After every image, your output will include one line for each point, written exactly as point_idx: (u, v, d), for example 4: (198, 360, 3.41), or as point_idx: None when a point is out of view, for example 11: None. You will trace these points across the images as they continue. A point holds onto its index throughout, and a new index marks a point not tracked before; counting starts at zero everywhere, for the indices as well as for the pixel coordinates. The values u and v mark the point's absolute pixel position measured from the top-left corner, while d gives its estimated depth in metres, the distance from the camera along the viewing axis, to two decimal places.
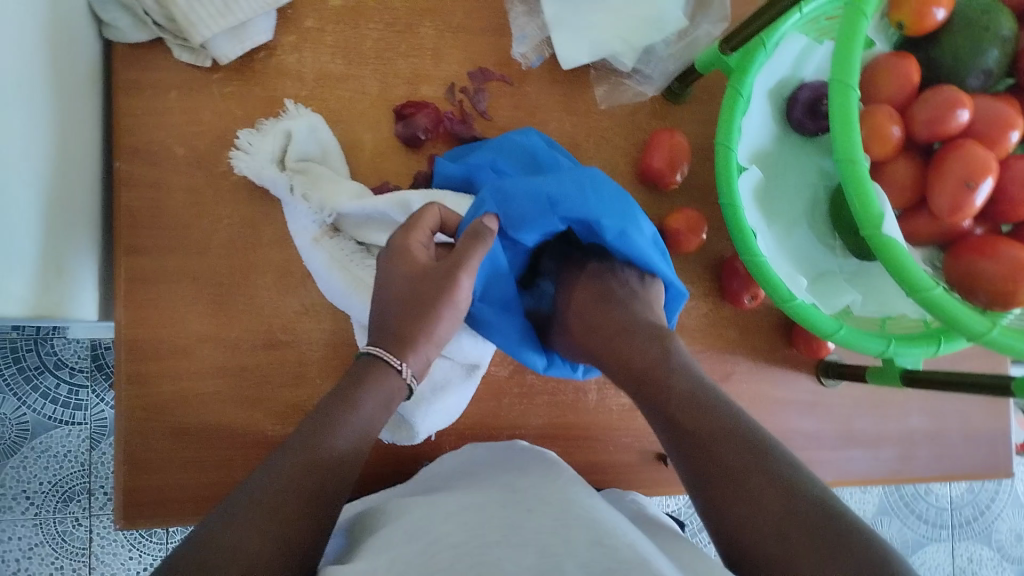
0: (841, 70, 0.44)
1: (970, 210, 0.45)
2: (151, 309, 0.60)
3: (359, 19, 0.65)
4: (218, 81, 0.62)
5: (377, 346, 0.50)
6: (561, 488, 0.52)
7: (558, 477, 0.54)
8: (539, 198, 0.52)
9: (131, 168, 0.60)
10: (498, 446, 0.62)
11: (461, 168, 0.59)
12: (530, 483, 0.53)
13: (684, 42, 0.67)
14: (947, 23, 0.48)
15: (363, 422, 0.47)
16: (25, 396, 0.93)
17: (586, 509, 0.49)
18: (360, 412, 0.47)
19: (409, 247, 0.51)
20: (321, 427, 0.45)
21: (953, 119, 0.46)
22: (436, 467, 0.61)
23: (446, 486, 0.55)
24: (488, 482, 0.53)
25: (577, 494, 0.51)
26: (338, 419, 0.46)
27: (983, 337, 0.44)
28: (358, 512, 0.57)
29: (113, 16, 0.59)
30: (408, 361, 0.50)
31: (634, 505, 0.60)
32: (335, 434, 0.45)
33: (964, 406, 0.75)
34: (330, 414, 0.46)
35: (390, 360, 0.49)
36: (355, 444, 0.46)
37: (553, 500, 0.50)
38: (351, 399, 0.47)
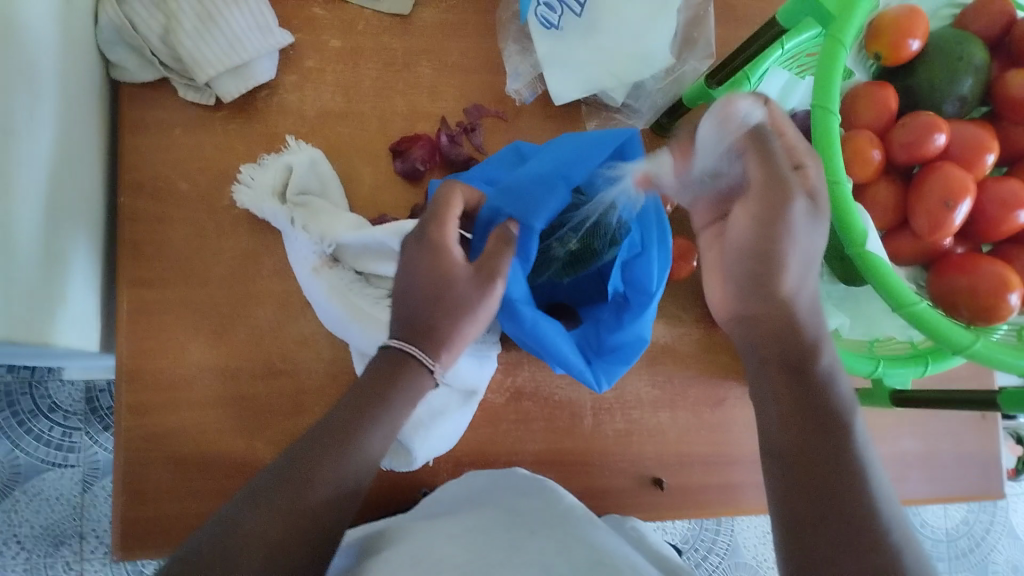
0: (822, 96, 0.46)
1: (949, 228, 0.47)
2: (153, 340, 0.61)
3: (358, 59, 0.67)
4: (221, 118, 0.64)
5: (401, 341, 0.50)
6: (565, 512, 0.52)
7: (562, 502, 0.54)
8: (547, 176, 0.55)
9: (135, 202, 0.62)
10: (498, 475, 0.61)
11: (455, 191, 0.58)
12: (535, 507, 0.53)
13: (672, 78, 0.70)
14: (923, 54, 0.51)
15: (392, 425, 0.49)
16: (18, 439, 0.93)
17: (587, 532, 0.49)
18: (388, 413, 0.48)
19: (443, 246, 0.51)
20: (349, 428, 0.47)
21: (930, 142, 0.49)
22: (436, 492, 0.61)
23: (448, 510, 0.56)
24: (494, 508, 0.53)
25: (581, 520, 0.51)
26: (369, 418, 0.48)
27: (968, 348, 0.46)
28: (360, 535, 0.57)
29: (120, 57, 0.62)
30: (441, 361, 0.51)
31: (635, 532, 0.60)
32: (365, 438, 0.47)
33: (953, 428, 0.76)
34: (360, 412, 0.48)
35: (423, 359, 0.50)
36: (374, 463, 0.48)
37: (556, 524, 0.50)
38: (382, 394, 0.49)
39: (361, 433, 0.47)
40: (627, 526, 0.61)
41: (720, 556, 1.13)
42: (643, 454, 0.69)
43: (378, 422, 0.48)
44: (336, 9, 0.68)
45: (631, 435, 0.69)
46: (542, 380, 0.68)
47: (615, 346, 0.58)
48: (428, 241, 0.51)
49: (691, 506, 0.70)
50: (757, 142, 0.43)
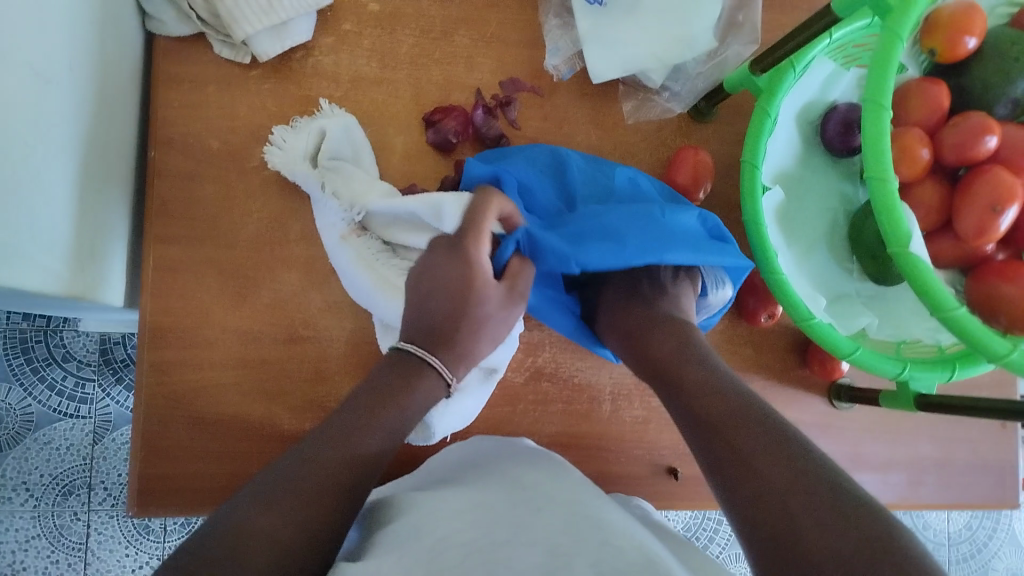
0: (875, 91, 0.45)
1: (994, 234, 0.46)
2: (177, 298, 0.60)
3: (395, 25, 0.66)
4: (255, 78, 0.63)
5: (411, 343, 0.53)
6: (573, 489, 0.52)
7: (568, 478, 0.54)
8: (569, 242, 0.55)
9: (166, 159, 0.61)
10: (503, 441, 0.62)
11: (490, 171, 0.58)
12: (539, 479, 0.53)
13: (714, 61, 0.68)
14: (979, 51, 0.50)
15: (404, 414, 0.50)
16: (31, 387, 0.94)
17: (594, 510, 0.49)
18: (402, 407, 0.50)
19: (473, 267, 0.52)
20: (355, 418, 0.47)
21: (981, 145, 0.47)
22: (442, 460, 0.61)
23: (457, 477, 0.56)
24: (498, 479, 0.53)
25: (588, 496, 0.51)
26: (375, 412, 0.48)
27: (1005, 358, 0.45)
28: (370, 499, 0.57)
29: (157, 8, 0.61)
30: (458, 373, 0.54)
31: (641, 510, 0.60)
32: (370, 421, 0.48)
33: (972, 435, 0.75)
34: (368, 409, 0.48)
35: (442, 370, 0.52)
36: (382, 444, 0.48)
37: (565, 500, 0.50)
38: (398, 388, 0.50)
39: (364, 425, 0.47)
40: (633, 504, 0.61)
41: (722, 546, 1.13)
42: (659, 442, 0.69)
43: (383, 408, 0.49)
44: None
45: (648, 422, 0.69)
46: (562, 362, 0.67)
47: None
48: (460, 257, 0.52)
49: (702, 497, 0.70)
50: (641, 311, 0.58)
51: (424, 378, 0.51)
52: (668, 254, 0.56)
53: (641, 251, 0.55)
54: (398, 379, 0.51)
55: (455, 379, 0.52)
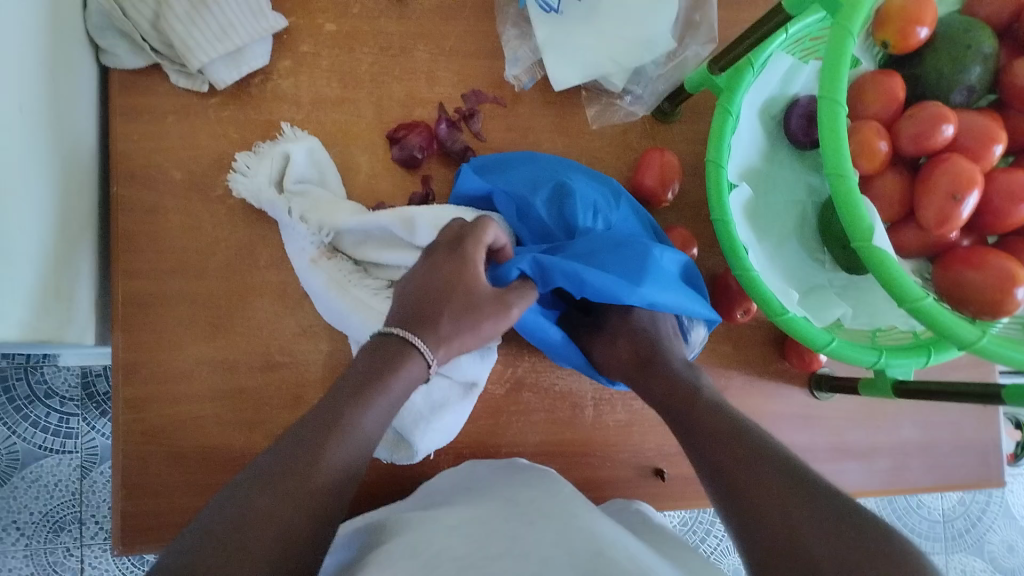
0: (829, 87, 0.45)
1: (957, 221, 0.46)
2: (149, 332, 0.60)
3: (353, 44, 0.66)
4: (215, 105, 0.63)
5: (397, 326, 0.51)
6: (566, 501, 0.52)
7: (561, 493, 0.54)
8: (574, 278, 0.54)
9: (129, 192, 0.61)
10: (497, 464, 0.61)
11: (484, 186, 0.60)
12: (532, 496, 0.53)
13: (673, 63, 0.69)
14: (930, 41, 0.50)
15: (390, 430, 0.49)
16: (15, 426, 0.93)
17: (586, 522, 0.48)
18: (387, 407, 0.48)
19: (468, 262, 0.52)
20: (338, 409, 0.46)
21: (937, 134, 0.47)
22: (433, 482, 0.60)
23: (449, 500, 0.55)
24: (492, 497, 0.53)
25: (579, 509, 0.51)
26: (366, 400, 0.47)
27: (975, 345, 0.45)
28: (366, 521, 0.57)
29: (110, 43, 0.60)
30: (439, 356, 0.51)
31: (637, 514, 0.60)
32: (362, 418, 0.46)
33: (955, 417, 0.76)
34: (357, 399, 0.47)
35: (424, 351, 0.50)
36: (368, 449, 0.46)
37: (556, 514, 0.49)
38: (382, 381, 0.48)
39: (358, 421, 0.46)
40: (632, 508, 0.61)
41: (719, 538, 1.13)
42: (645, 444, 0.69)
43: (376, 405, 0.47)
44: None
45: (632, 425, 0.69)
46: (542, 370, 0.67)
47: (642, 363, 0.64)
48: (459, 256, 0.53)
49: (690, 496, 0.70)
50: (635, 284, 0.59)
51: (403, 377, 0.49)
52: (658, 298, 0.55)
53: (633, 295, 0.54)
54: (380, 366, 0.49)
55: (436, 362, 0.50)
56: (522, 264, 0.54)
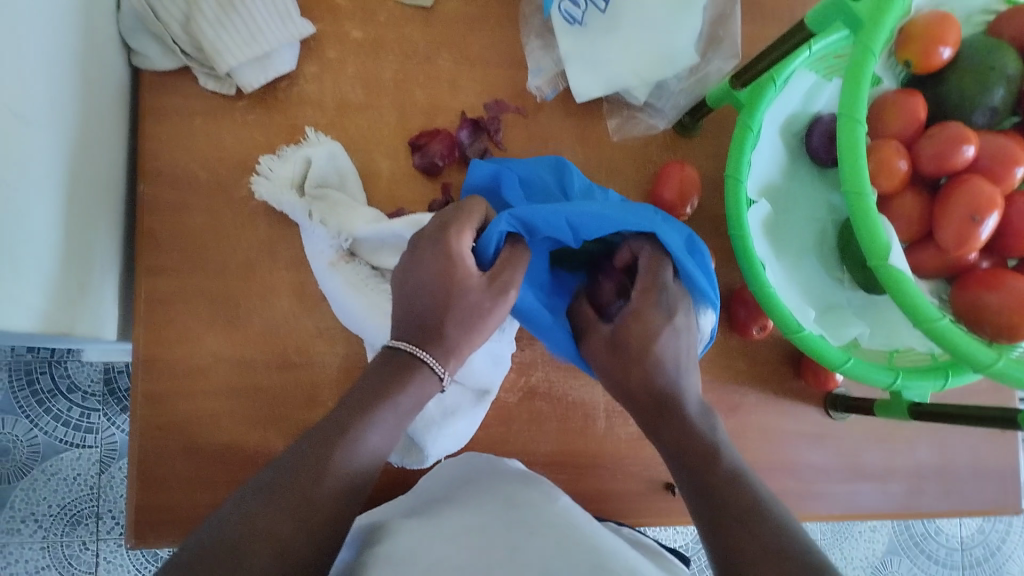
0: (848, 105, 0.45)
1: (975, 243, 0.46)
2: (169, 329, 0.61)
3: (379, 51, 0.67)
4: (241, 108, 0.64)
5: (402, 341, 0.50)
6: (564, 512, 0.52)
7: (558, 502, 0.55)
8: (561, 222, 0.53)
9: (154, 191, 0.62)
10: (496, 460, 0.62)
11: (490, 169, 0.59)
12: (532, 500, 0.53)
13: (696, 77, 0.69)
14: (953, 60, 0.50)
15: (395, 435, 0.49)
16: (37, 419, 0.96)
17: (586, 533, 0.49)
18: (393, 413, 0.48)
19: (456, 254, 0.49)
20: (342, 423, 0.46)
21: (958, 154, 0.47)
22: (431, 480, 0.61)
23: (449, 499, 0.56)
24: (492, 500, 0.53)
25: (578, 519, 0.52)
26: (371, 414, 0.47)
27: (990, 368, 0.45)
28: (366, 521, 0.58)
29: (142, 45, 0.62)
30: (449, 369, 0.51)
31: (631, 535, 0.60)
32: (367, 431, 0.47)
33: (972, 441, 0.75)
34: (363, 408, 0.47)
35: (433, 364, 0.49)
36: (369, 461, 0.47)
37: (556, 522, 0.50)
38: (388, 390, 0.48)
39: (360, 429, 0.46)
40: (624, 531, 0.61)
41: None
42: (655, 457, 0.69)
43: (379, 418, 0.47)
44: None
45: (643, 438, 0.69)
46: (555, 380, 0.67)
47: None
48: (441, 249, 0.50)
49: None
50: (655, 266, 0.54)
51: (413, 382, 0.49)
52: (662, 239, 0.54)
53: (625, 219, 0.53)
54: (388, 379, 0.49)
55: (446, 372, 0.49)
56: (501, 227, 0.51)
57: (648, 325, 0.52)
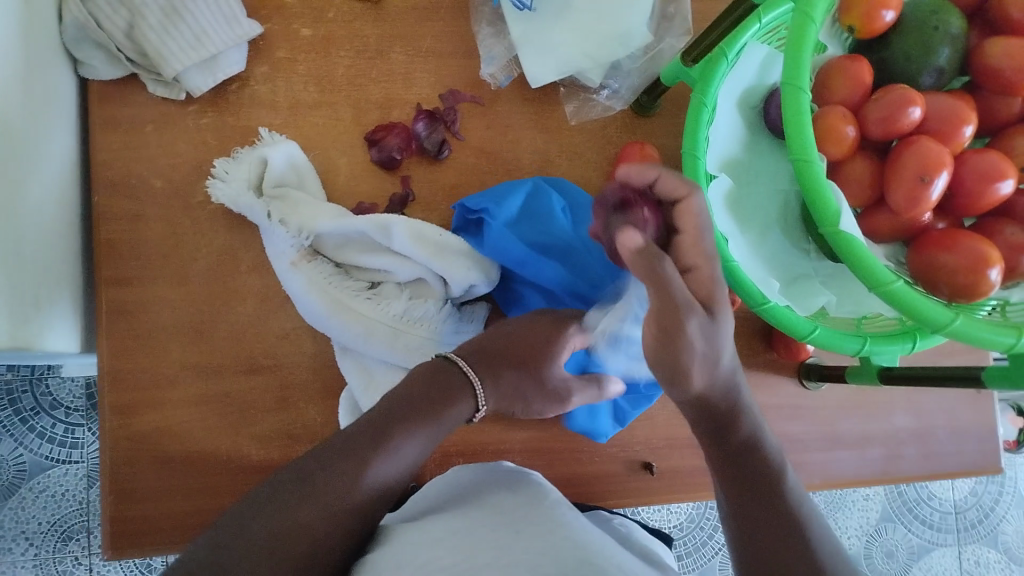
0: (792, 73, 0.45)
1: (926, 204, 0.46)
2: (133, 340, 0.60)
3: (330, 47, 0.66)
4: (194, 113, 0.63)
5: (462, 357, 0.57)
6: (550, 509, 0.52)
7: (544, 500, 0.54)
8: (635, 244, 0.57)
9: (109, 201, 0.61)
10: (483, 467, 0.61)
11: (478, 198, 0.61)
12: (518, 500, 0.53)
13: (650, 55, 0.69)
14: (898, 23, 0.50)
15: (422, 446, 0.51)
16: (21, 436, 0.95)
17: (573, 530, 0.49)
18: (425, 436, 0.51)
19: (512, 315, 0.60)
20: (382, 427, 0.49)
21: (904, 116, 0.47)
22: (423, 491, 0.60)
23: (441, 506, 0.56)
24: (481, 504, 0.53)
25: (563, 515, 0.52)
26: (408, 420, 0.50)
27: (948, 326, 0.45)
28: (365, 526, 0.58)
29: (87, 54, 0.60)
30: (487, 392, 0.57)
31: (622, 528, 0.59)
32: (396, 439, 0.49)
33: (947, 403, 0.75)
34: (404, 413, 0.50)
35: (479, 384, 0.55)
36: (397, 472, 0.48)
37: (541, 520, 0.50)
38: (428, 407, 0.52)
39: (400, 436, 0.49)
40: (614, 522, 0.61)
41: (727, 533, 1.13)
42: (633, 439, 0.69)
43: (422, 427, 0.50)
44: None
45: None
46: None
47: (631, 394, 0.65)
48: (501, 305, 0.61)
49: (677, 489, 0.70)
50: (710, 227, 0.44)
51: (443, 404, 0.53)
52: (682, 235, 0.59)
53: None
54: (433, 397, 0.52)
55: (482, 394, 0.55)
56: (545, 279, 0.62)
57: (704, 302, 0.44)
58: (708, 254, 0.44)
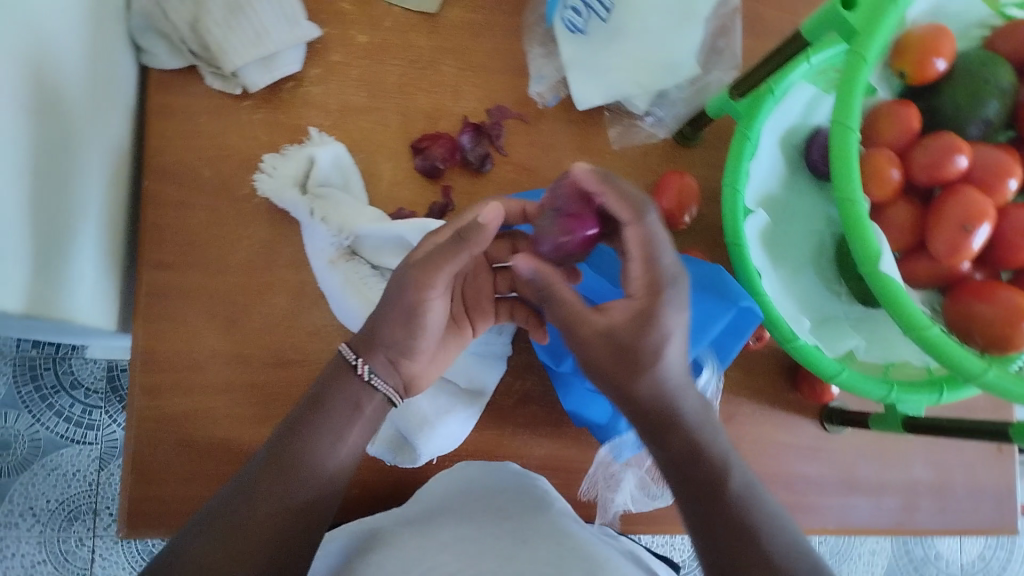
0: (841, 112, 0.46)
1: (968, 252, 0.46)
2: (168, 323, 0.61)
3: (383, 55, 0.68)
4: (246, 108, 0.65)
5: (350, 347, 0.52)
6: (557, 518, 0.53)
7: (549, 508, 0.55)
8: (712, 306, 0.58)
9: (157, 186, 0.63)
10: (487, 466, 0.62)
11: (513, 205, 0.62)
12: (521, 509, 0.54)
13: (695, 87, 0.69)
14: (949, 73, 0.50)
15: (329, 429, 0.48)
16: (40, 414, 0.98)
17: (578, 541, 0.49)
18: (329, 416, 0.49)
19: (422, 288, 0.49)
20: (295, 434, 0.48)
21: (951, 164, 0.48)
22: (428, 487, 0.61)
23: (444, 509, 0.56)
24: (486, 509, 0.54)
25: (568, 525, 0.52)
26: (315, 424, 0.48)
27: (980, 377, 0.44)
28: (358, 522, 0.58)
29: (150, 43, 0.63)
30: (367, 359, 0.51)
31: (624, 544, 0.59)
32: (319, 436, 0.48)
33: (968, 459, 0.74)
34: (308, 419, 0.48)
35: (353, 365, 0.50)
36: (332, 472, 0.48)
37: (546, 530, 0.50)
38: (320, 403, 0.49)
39: (316, 437, 0.48)
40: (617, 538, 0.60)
41: None
42: None
43: (325, 426, 0.49)
44: (365, 4, 0.68)
45: None
46: (549, 385, 0.68)
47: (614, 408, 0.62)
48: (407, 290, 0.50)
49: None
50: (647, 246, 0.45)
51: (337, 394, 0.50)
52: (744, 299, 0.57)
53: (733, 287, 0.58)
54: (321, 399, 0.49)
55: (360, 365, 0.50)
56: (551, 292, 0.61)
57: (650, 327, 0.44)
58: (644, 281, 0.45)
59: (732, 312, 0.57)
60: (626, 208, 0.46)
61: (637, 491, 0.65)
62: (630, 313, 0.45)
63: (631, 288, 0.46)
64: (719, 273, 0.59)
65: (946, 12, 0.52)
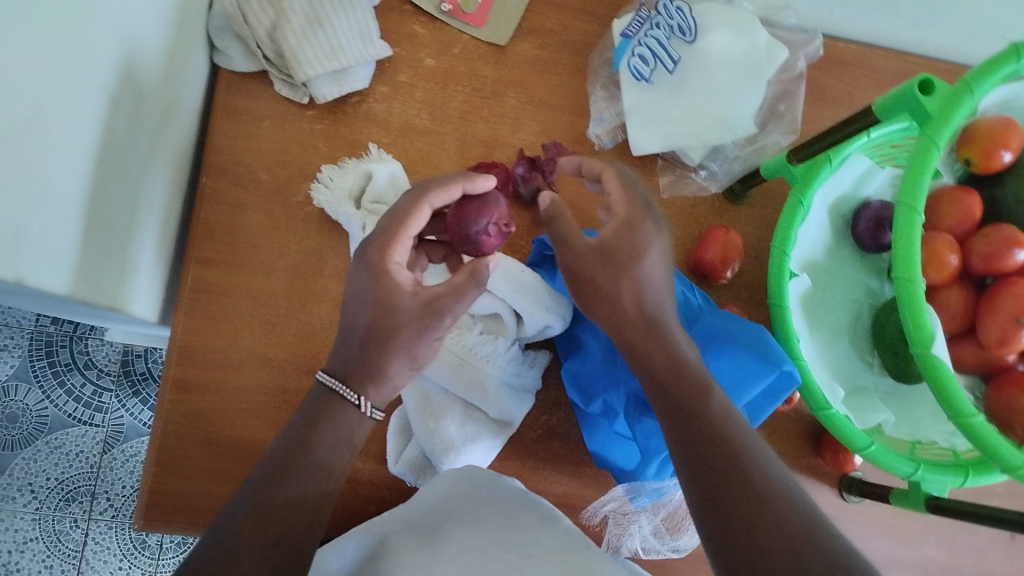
0: (908, 194, 0.46)
1: (1017, 344, 0.47)
2: (208, 320, 0.62)
3: (449, 81, 0.69)
4: (310, 118, 0.66)
5: (332, 378, 0.48)
6: (566, 538, 0.50)
7: (558, 525, 0.52)
8: (750, 369, 0.58)
9: (215, 184, 0.64)
10: (497, 485, 0.59)
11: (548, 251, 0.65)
12: (532, 521, 0.51)
13: (752, 146, 0.71)
14: (1013, 165, 0.51)
15: None
16: (50, 391, 0.99)
17: (592, 563, 0.47)
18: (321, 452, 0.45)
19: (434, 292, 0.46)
20: (320, 437, 0.46)
21: (1009, 257, 0.49)
22: (431, 489, 0.57)
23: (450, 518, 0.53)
24: (494, 514, 0.51)
25: (584, 549, 0.49)
26: (320, 431, 0.46)
27: (1019, 470, 0.44)
28: (371, 523, 0.56)
29: (226, 45, 0.65)
30: (369, 396, 0.47)
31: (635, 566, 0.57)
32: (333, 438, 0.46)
33: (982, 543, 0.74)
34: (316, 428, 0.46)
35: (345, 394, 0.47)
36: (324, 483, 0.45)
37: (559, 549, 0.47)
38: (306, 444, 0.46)
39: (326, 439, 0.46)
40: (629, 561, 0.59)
41: None
42: None
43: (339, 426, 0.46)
44: (437, 30, 0.70)
45: None
46: (575, 422, 0.67)
47: (628, 446, 0.61)
48: (435, 303, 0.47)
49: (705, 575, 0.67)
50: (626, 177, 0.52)
51: (328, 432, 0.46)
52: (787, 363, 0.57)
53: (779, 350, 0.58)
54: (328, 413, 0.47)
55: (362, 402, 0.47)
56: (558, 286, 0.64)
57: (636, 230, 0.49)
58: (625, 201, 0.50)
59: (773, 375, 0.57)
60: (598, 164, 0.53)
61: (651, 537, 0.64)
62: (614, 227, 0.49)
63: (618, 210, 0.51)
64: (764, 335, 0.59)
65: (1016, 105, 0.53)
